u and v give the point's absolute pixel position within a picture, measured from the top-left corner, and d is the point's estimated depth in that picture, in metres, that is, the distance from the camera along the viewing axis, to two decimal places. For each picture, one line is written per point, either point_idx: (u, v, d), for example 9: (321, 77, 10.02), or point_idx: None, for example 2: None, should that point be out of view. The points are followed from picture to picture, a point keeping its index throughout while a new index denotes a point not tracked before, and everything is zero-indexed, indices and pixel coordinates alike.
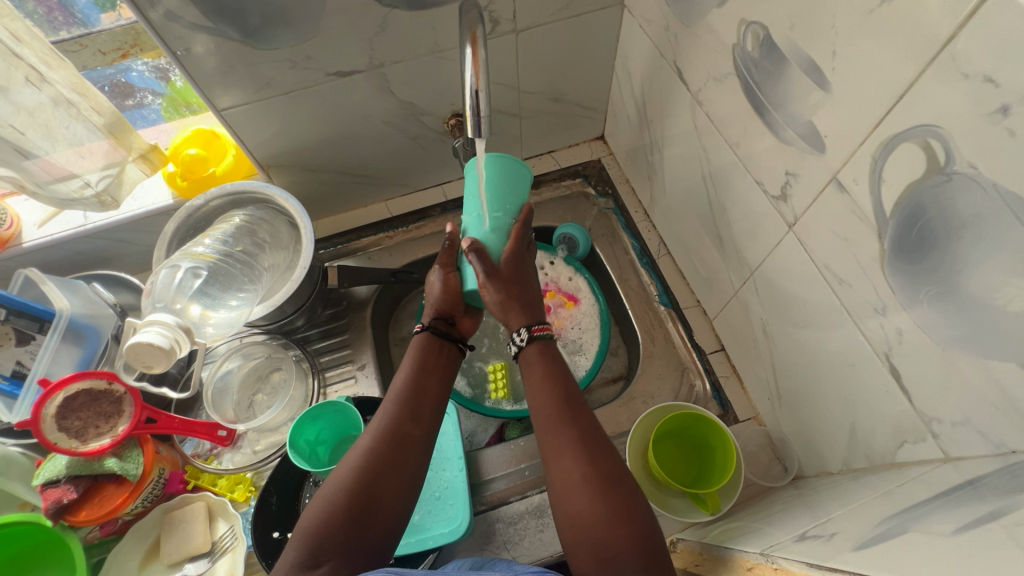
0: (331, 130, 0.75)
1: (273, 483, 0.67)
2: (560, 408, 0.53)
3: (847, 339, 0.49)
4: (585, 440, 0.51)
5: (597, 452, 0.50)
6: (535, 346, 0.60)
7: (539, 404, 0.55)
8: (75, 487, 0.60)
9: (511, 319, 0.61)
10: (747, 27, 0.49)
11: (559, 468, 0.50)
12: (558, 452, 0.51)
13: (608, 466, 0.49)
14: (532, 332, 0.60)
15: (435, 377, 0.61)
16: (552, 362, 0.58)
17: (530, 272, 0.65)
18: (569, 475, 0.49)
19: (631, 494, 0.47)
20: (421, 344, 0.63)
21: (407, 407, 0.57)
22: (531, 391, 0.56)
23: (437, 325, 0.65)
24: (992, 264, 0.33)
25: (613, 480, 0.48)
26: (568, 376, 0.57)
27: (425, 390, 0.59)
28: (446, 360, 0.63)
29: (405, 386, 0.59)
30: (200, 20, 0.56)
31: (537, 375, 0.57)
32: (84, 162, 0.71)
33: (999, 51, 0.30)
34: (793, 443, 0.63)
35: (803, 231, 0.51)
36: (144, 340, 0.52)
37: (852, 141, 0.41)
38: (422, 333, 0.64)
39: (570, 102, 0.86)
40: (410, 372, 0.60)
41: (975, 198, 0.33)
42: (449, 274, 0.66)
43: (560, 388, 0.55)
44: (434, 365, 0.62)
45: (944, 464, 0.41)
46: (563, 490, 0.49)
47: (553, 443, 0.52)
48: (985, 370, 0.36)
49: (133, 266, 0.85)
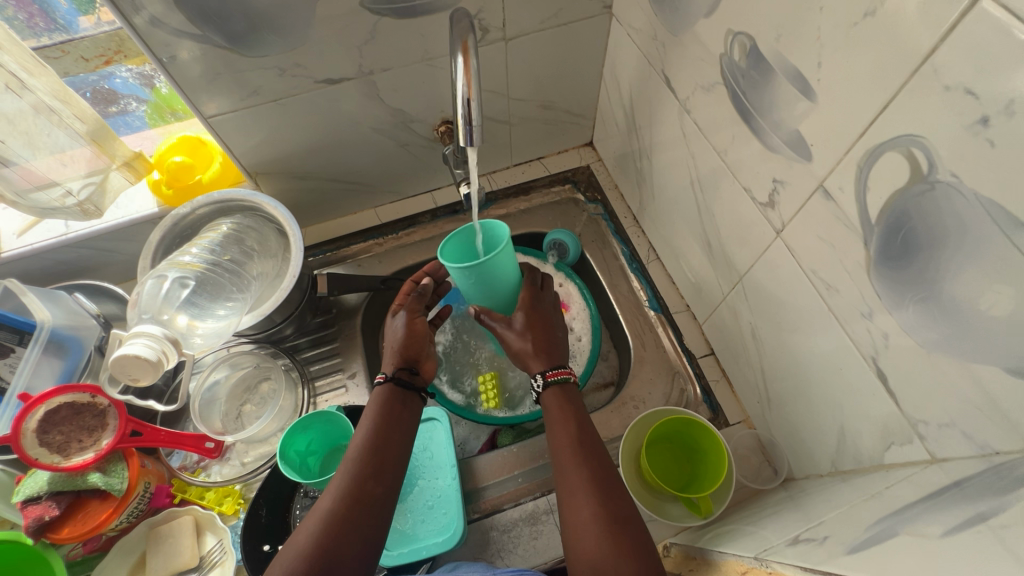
0: (319, 137, 0.75)
1: (263, 495, 0.67)
2: (577, 451, 0.56)
3: (834, 343, 0.50)
4: (597, 481, 0.53)
5: (605, 492, 0.52)
6: (553, 390, 0.63)
7: (558, 449, 0.58)
8: (57, 503, 0.59)
9: (529, 363, 0.66)
10: (734, 37, 0.50)
11: (572, 507, 0.53)
12: (572, 492, 0.54)
13: (616, 503, 0.52)
14: (547, 378, 0.63)
15: (398, 431, 0.61)
16: (572, 408, 0.61)
17: (552, 322, 0.70)
18: (580, 514, 0.51)
19: (630, 528, 0.49)
20: (380, 398, 0.63)
21: (369, 466, 0.57)
22: (553, 435, 0.60)
23: (400, 373, 0.66)
24: (975, 271, 0.34)
25: (617, 516, 0.50)
26: (585, 420, 0.61)
27: (385, 446, 0.59)
28: (407, 415, 0.64)
29: (365, 441, 0.59)
30: (186, 26, 0.55)
31: (557, 419, 0.61)
32: (65, 169, 0.70)
33: (980, 63, 0.31)
34: (783, 446, 0.63)
35: (790, 238, 0.52)
36: (130, 352, 0.51)
37: (837, 149, 0.42)
38: (384, 384, 0.64)
39: (559, 109, 0.86)
40: (371, 427, 0.60)
41: (958, 207, 0.34)
42: (413, 319, 0.70)
43: (576, 430, 0.59)
44: (394, 421, 0.62)
45: (930, 466, 0.42)
46: (575, 529, 0.51)
47: (567, 484, 0.54)
48: (970, 373, 0.37)
49: (117, 276, 0.83)
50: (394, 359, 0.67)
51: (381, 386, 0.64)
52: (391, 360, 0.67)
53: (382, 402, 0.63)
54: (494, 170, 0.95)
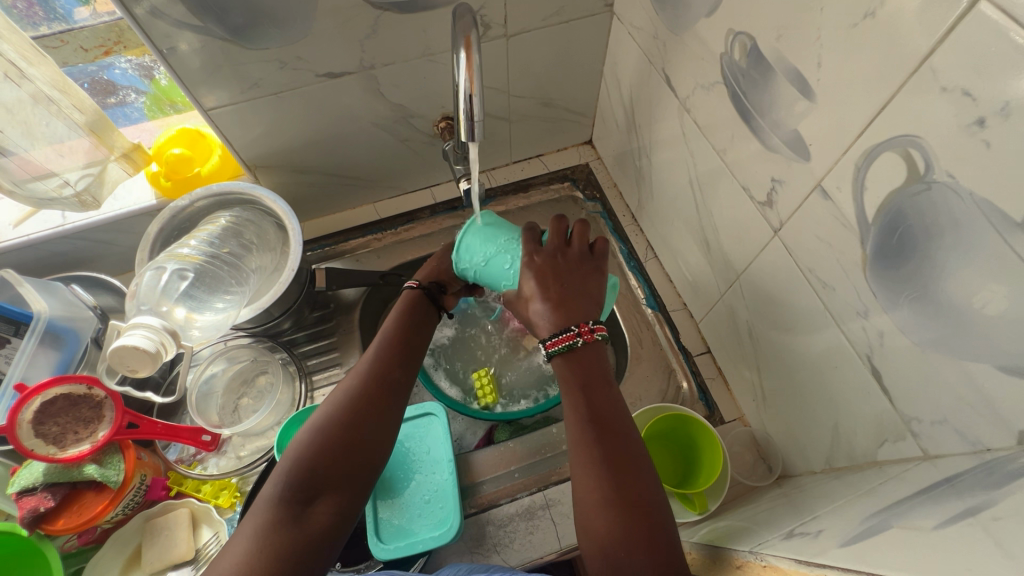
0: (319, 132, 0.74)
1: (260, 489, 0.67)
2: (592, 420, 0.53)
3: (830, 341, 0.50)
4: (613, 453, 0.50)
5: (621, 470, 0.49)
6: (557, 361, 0.57)
7: (570, 414, 0.54)
8: (52, 495, 0.59)
9: (539, 328, 0.59)
10: (735, 36, 0.51)
11: (582, 482, 0.50)
12: (584, 466, 0.51)
13: (633, 480, 0.49)
14: (546, 349, 0.57)
15: (400, 370, 0.58)
16: (596, 368, 0.56)
17: (577, 275, 0.60)
18: (592, 492, 0.49)
19: (645, 513, 0.47)
20: (389, 329, 0.61)
21: (378, 378, 0.56)
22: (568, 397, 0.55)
23: (431, 285, 0.67)
24: (970, 270, 0.35)
25: (633, 500, 0.48)
26: (609, 382, 0.56)
27: (386, 381, 0.56)
28: (414, 353, 0.61)
29: (362, 374, 0.56)
30: (187, 17, 0.55)
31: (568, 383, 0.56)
32: (63, 160, 0.69)
33: (976, 65, 0.31)
34: (778, 443, 0.64)
35: (788, 237, 0.52)
36: (129, 343, 0.51)
37: (835, 149, 0.43)
38: (412, 291, 0.66)
39: (559, 106, 0.87)
40: (368, 364, 0.57)
41: (954, 206, 0.34)
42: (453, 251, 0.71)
43: (598, 398, 0.54)
44: (398, 356, 0.59)
45: (923, 463, 0.42)
46: (585, 507, 0.49)
47: (580, 456, 0.51)
48: (963, 372, 0.37)
49: (114, 269, 0.83)
50: (429, 272, 0.68)
51: (409, 293, 0.66)
52: (427, 274, 0.68)
53: (387, 337, 0.60)
54: (494, 167, 0.95)
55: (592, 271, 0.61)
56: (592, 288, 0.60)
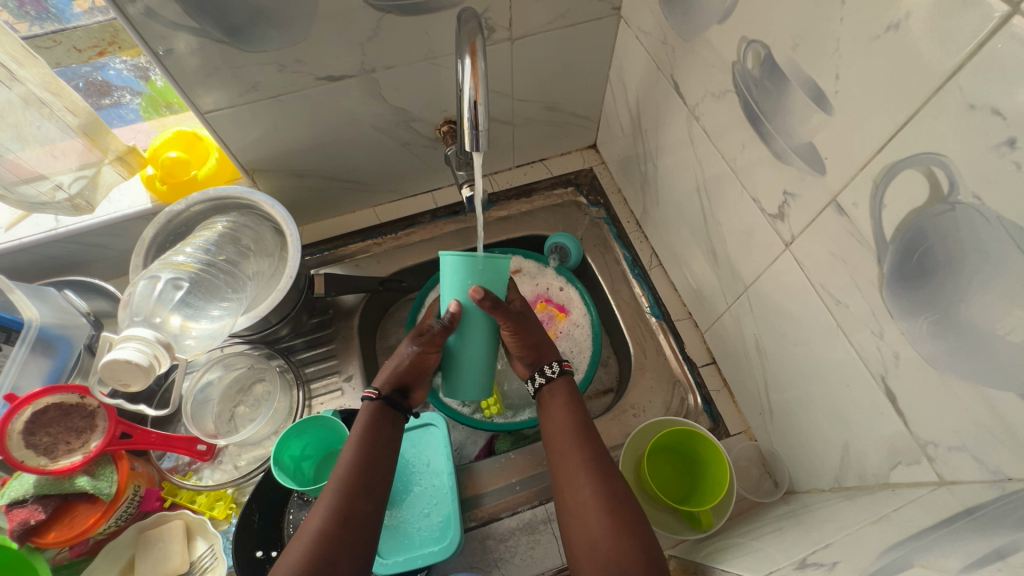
0: (319, 135, 0.73)
1: (256, 500, 0.65)
2: (574, 433, 0.60)
3: (841, 358, 0.49)
4: (595, 461, 0.57)
5: (603, 473, 0.56)
6: (562, 379, 0.66)
7: (556, 431, 0.61)
8: (43, 507, 0.57)
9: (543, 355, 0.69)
10: (748, 45, 0.49)
11: (571, 489, 0.56)
12: (572, 474, 0.57)
13: (614, 484, 0.55)
14: (564, 365, 0.66)
15: (367, 500, 0.56)
16: (570, 394, 0.64)
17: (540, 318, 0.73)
18: (581, 494, 0.55)
19: (630, 510, 0.53)
20: (347, 466, 0.57)
21: (353, 492, 0.55)
22: (552, 420, 0.63)
23: (393, 395, 0.65)
24: (996, 294, 0.33)
25: (618, 497, 0.54)
26: (582, 405, 0.64)
27: (352, 520, 0.54)
28: (379, 481, 0.58)
29: (329, 516, 0.53)
30: (183, 18, 0.53)
31: (557, 401, 0.64)
32: (55, 162, 0.67)
33: (1007, 83, 0.30)
34: (784, 459, 0.63)
35: (799, 251, 0.51)
36: (120, 356, 0.50)
37: (853, 165, 0.41)
38: (373, 401, 0.63)
39: (563, 111, 0.85)
40: (331, 503, 0.54)
41: (979, 229, 0.33)
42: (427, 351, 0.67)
43: (574, 415, 0.62)
44: (360, 488, 0.56)
45: (939, 488, 0.41)
46: (576, 511, 0.54)
47: (567, 466, 0.58)
48: (984, 398, 0.36)
49: (107, 272, 0.81)
50: (390, 379, 0.65)
51: (369, 409, 0.63)
52: (387, 379, 0.66)
53: (353, 465, 0.57)
54: (497, 171, 0.93)
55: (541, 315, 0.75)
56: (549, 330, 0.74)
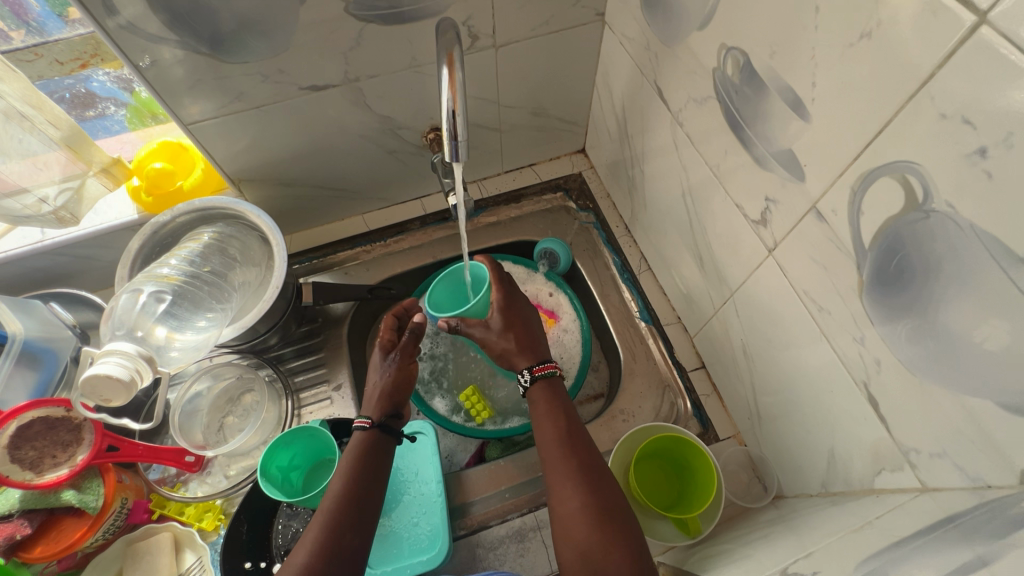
0: (305, 144, 0.73)
1: (244, 511, 0.65)
2: (562, 442, 0.59)
3: (825, 363, 0.49)
4: (583, 469, 0.56)
5: (593, 481, 0.55)
6: (540, 384, 0.65)
7: (544, 439, 0.60)
8: (29, 521, 0.57)
9: (514, 362, 0.68)
10: (727, 52, 0.49)
11: (560, 499, 0.55)
12: (560, 484, 0.56)
13: (603, 492, 0.54)
14: (535, 373, 0.64)
15: (357, 534, 0.54)
16: (556, 399, 0.64)
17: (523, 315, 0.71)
18: (569, 505, 0.54)
19: (619, 518, 0.52)
20: (338, 497, 0.56)
21: (345, 519, 0.54)
22: (538, 428, 0.62)
23: (387, 420, 0.64)
24: (971, 302, 0.33)
25: (607, 505, 0.53)
26: (571, 411, 0.63)
27: (340, 555, 0.52)
28: (369, 515, 0.57)
29: (317, 549, 0.51)
30: (163, 31, 0.53)
31: (543, 410, 0.63)
32: (39, 174, 0.68)
33: (976, 91, 0.30)
34: (773, 463, 0.63)
35: (782, 256, 0.51)
36: (102, 371, 0.49)
37: (830, 172, 0.41)
38: (366, 431, 0.62)
39: (551, 116, 0.85)
40: (318, 536, 0.53)
41: (953, 237, 0.33)
42: (409, 364, 0.70)
43: (560, 422, 0.61)
44: (351, 521, 0.55)
45: (921, 495, 0.41)
46: (564, 521, 0.53)
47: (555, 476, 0.57)
48: (963, 405, 0.36)
49: (95, 284, 0.81)
50: (382, 405, 0.65)
51: (359, 438, 0.62)
52: (379, 406, 0.65)
53: (345, 494, 0.56)
54: (485, 177, 0.93)
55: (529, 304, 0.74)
56: (536, 327, 0.71)
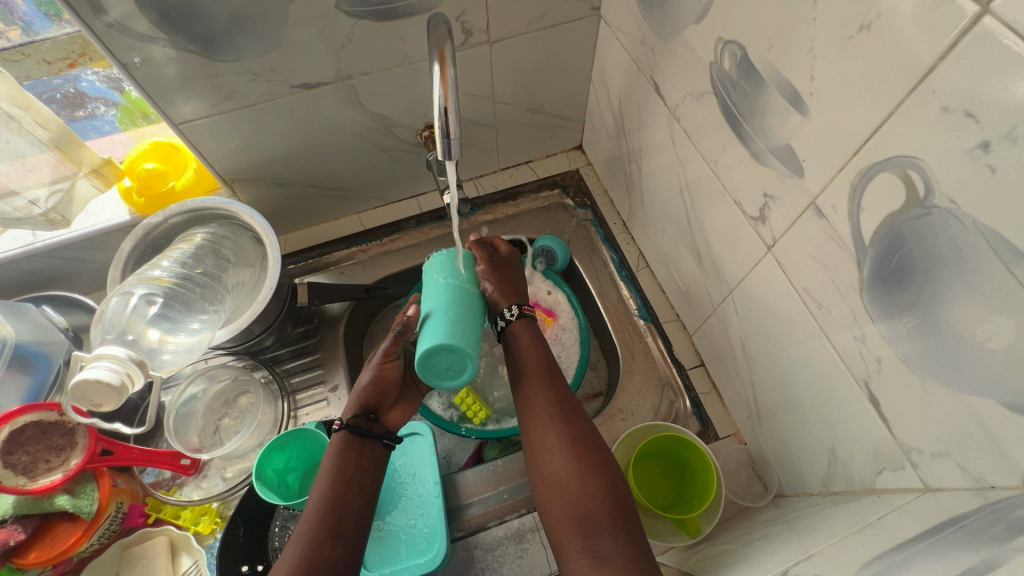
0: (298, 143, 0.72)
1: (240, 515, 0.64)
2: (541, 378, 0.59)
3: (825, 361, 0.48)
4: (561, 406, 0.57)
5: (570, 416, 0.56)
6: (523, 321, 0.63)
7: (521, 375, 0.60)
8: (23, 527, 0.56)
9: (503, 294, 0.63)
10: (724, 45, 0.48)
11: (538, 432, 0.56)
12: (538, 418, 0.56)
13: (580, 430, 0.55)
14: (523, 308, 0.62)
15: (335, 542, 0.54)
16: (533, 336, 0.63)
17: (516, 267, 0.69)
18: (547, 438, 0.55)
19: (595, 449, 0.53)
20: (313, 506, 0.56)
21: (322, 530, 0.54)
22: (515, 363, 0.62)
23: (358, 421, 0.62)
24: (975, 301, 0.32)
25: (584, 439, 0.54)
26: (547, 347, 0.63)
27: (318, 565, 0.51)
28: (347, 520, 0.56)
29: (297, 558, 0.51)
30: (152, 30, 0.52)
31: (520, 345, 0.63)
32: (30, 175, 0.67)
33: (978, 82, 0.29)
34: (773, 462, 0.62)
35: (781, 254, 0.50)
36: (92, 377, 0.49)
37: (830, 168, 0.41)
38: (339, 432, 0.61)
39: (548, 112, 0.84)
40: (298, 545, 0.52)
41: (955, 234, 0.32)
42: (382, 365, 0.64)
43: (538, 358, 0.61)
44: (327, 530, 0.54)
45: (923, 495, 0.40)
46: (542, 452, 0.54)
47: (533, 411, 0.57)
48: (965, 405, 0.35)
49: (88, 286, 0.80)
50: (354, 404, 0.63)
51: (336, 439, 0.61)
52: (351, 406, 0.63)
53: (321, 503, 0.55)
54: (481, 175, 0.92)
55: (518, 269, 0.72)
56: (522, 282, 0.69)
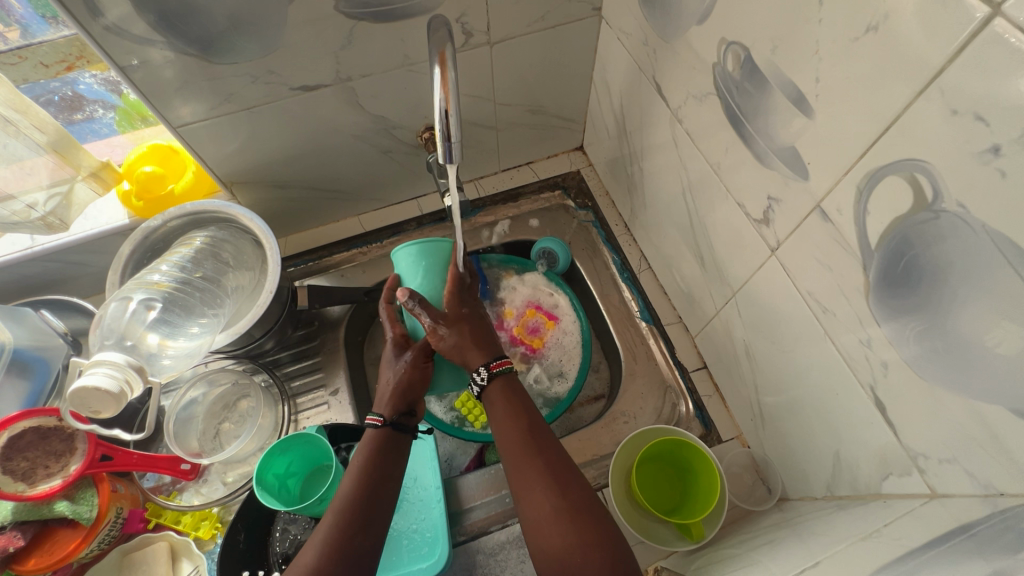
0: (297, 144, 0.71)
1: (241, 520, 0.64)
2: (526, 444, 0.58)
3: (830, 365, 0.48)
4: (552, 471, 0.55)
5: (563, 481, 0.54)
6: (498, 383, 0.63)
7: (507, 444, 0.59)
8: (22, 533, 0.56)
9: (468, 356, 0.64)
10: (728, 46, 0.48)
11: (531, 503, 0.54)
12: (530, 488, 0.55)
13: (574, 494, 0.53)
14: (492, 369, 0.63)
15: (366, 535, 0.53)
16: (515, 400, 0.62)
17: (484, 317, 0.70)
18: (543, 509, 0.53)
19: (593, 516, 0.52)
20: (347, 496, 0.55)
21: (354, 520, 0.54)
22: (500, 432, 0.60)
23: (400, 417, 0.63)
24: (983, 306, 0.32)
25: (579, 507, 0.52)
26: (531, 411, 0.62)
27: (348, 558, 0.51)
28: (379, 514, 0.55)
29: (326, 550, 0.51)
30: (150, 33, 0.52)
31: (501, 413, 0.61)
32: (29, 179, 0.67)
33: (989, 85, 0.28)
34: (777, 465, 0.62)
35: (785, 257, 0.50)
36: (90, 383, 0.49)
37: (836, 170, 0.40)
38: (378, 428, 0.61)
39: (549, 113, 0.84)
40: (328, 536, 0.52)
41: (964, 239, 0.32)
42: (416, 363, 0.67)
43: (523, 424, 0.60)
44: (360, 522, 0.54)
45: (930, 501, 0.40)
46: (539, 524, 0.52)
47: (523, 479, 0.56)
48: (974, 412, 0.35)
49: (87, 290, 0.80)
50: (392, 401, 0.63)
51: (372, 434, 0.61)
52: (387, 402, 0.64)
53: (353, 495, 0.55)
54: (481, 176, 0.92)
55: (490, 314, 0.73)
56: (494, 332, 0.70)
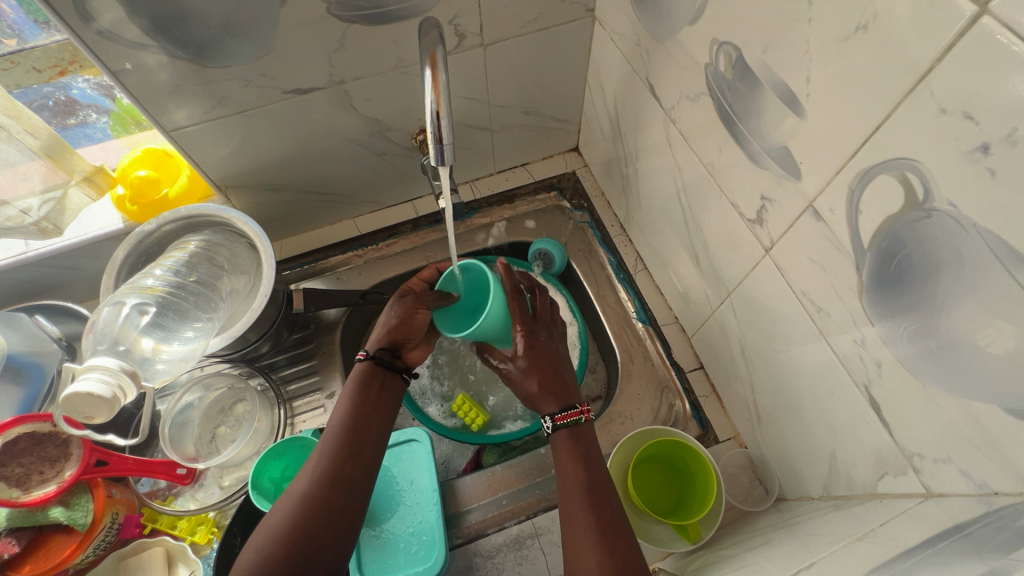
0: (291, 148, 0.71)
1: (238, 524, 0.64)
2: (584, 494, 0.55)
3: (824, 365, 0.48)
4: (604, 527, 0.52)
5: (612, 538, 0.51)
6: (564, 433, 0.60)
7: (566, 487, 0.56)
8: (17, 540, 0.56)
9: (540, 405, 0.63)
10: (720, 47, 0.48)
11: (577, 554, 0.51)
12: (577, 538, 0.52)
13: (624, 557, 0.50)
14: (555, 421, 0.60)
15: (355, 464, 0.57)
16: (583, 447, 0.59)
17: (558, 354, 0.66)
18: (585, 563, 0.50)
19: None
20: (339, 423, 0.59)
21: (346, 447, 0.57)
22: (561, 475, 0.58)
23: (383, 355, 0.65)
24: (974, 304, 0.32)
25: (626, 569, 0.48)
26: (597, 461, 0.58)
27: (337, 482, 0.55)
28: (367, 446, 0.59)
29: (318, 479, 0.54)
30: (142, 37, 0.52)
31: (565, 458, 0.59)
32: (22, 184, 0.67)
33: (980, 83, 0.28)
34: (774, 466, 0.62)
35: (779, 256, 0.50)
36: (83, 389, 0.48)
37: (828, 169, 0.40)
38: (364, 362, 0.64)
39: (543, 114, 0.84)
40: (320, 466, 0.55)
41: (956, 238, 0.32)
42: (415, 311, 0.65)
43: (585, 473, 0.57)
44: (348, 451, 0.57)
45: (926, 501, 0.40)
46: None
47: (572, 528, 0.53)
48: (968, 411, 0.35)
49: (82, 294, 0.80)
50: (380, 338, 0.66)
51: (360, 367, 0.64)
52: (376, 339, 0.66)
53: (343, 423, 0.59)
54: (477, 178, 0.92)
55: (564, 342, 0.69)
56: (571, 370, 0.66)
